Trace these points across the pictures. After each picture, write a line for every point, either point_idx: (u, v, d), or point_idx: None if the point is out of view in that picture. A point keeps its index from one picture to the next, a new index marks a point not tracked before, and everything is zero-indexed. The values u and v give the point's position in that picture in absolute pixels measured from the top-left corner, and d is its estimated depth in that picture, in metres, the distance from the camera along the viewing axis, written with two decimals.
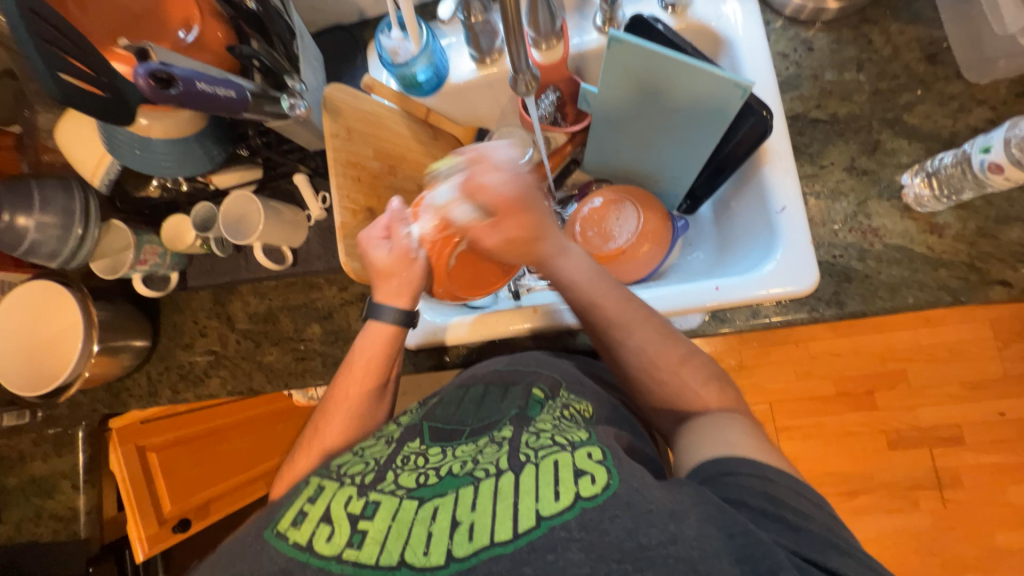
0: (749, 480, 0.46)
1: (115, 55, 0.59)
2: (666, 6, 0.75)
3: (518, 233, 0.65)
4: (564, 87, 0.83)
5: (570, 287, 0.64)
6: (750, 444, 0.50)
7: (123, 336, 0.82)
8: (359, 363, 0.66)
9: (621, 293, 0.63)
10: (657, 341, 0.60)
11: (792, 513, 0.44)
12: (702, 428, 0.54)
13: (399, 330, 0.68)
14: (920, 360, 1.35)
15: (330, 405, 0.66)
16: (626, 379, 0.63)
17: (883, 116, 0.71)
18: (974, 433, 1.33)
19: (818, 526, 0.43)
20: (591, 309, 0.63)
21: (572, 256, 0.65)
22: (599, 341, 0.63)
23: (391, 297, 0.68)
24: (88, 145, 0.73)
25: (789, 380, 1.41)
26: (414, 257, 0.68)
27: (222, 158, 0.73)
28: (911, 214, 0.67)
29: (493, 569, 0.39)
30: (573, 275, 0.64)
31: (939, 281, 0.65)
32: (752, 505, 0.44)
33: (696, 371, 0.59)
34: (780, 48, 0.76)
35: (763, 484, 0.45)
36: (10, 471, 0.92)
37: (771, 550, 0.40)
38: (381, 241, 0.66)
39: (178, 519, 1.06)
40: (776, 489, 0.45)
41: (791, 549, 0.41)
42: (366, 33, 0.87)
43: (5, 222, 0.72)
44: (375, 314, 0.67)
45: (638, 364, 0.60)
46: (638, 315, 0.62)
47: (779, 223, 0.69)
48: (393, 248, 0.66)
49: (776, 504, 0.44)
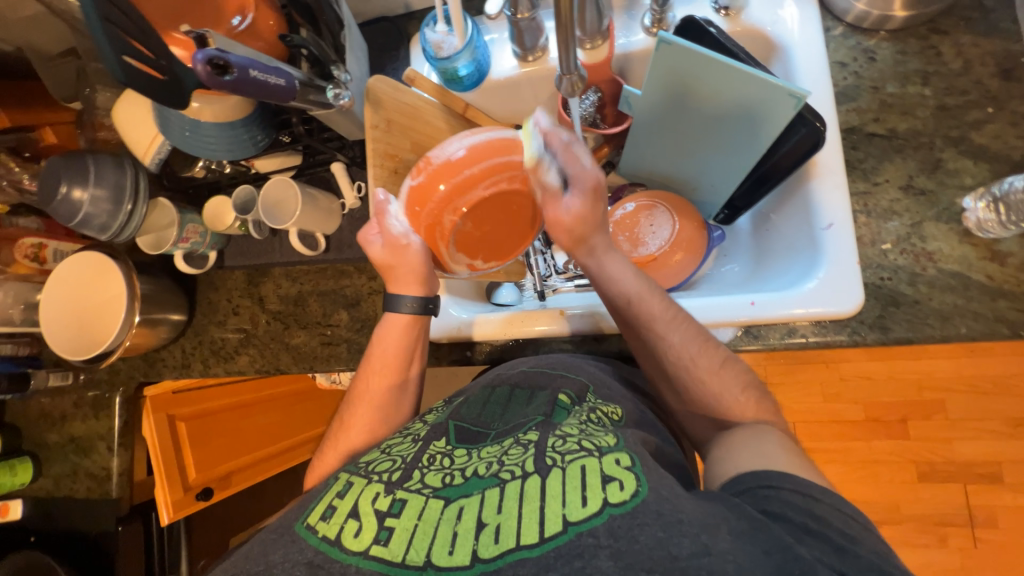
0: (791, 495, 0.44)
1: (172, 39, 0.61)
2: (719, 9, 0.73)
3: (580, 221, 0.62)
4: (605, 88, 0.80)
5: (613, 280, 0.64)
6: (786, 458, 0.48)
7: (161, 309, 0.86)
8: (377, 353, 0.68)
9: (663, 295, 0.63)
10: (697, 342, 0.59)
11: (838, 534, 0.42)
12: (737, 439, 0.52)
13: (418, 318, 0.69)
14: (960, 392, 1.28)
15: (355, 398, 0.67)
16: (663, 379, 0.62)
17: (947, 134, 0.67)
18: (1015, 473, 1.25)
19: (860, 547, 0.41)
20: (636, 301, 0.62)
21: (616, 257, 0.65)
22: (637, 339, 0.63)
23: (401, 287, 0.68)
24: (141, 125, 0.75)
25: (816, 401, 1.36)
26: (407, 242, 0.67)
27: (265, 144, 0.75)
28: (970, 240, 0.64)
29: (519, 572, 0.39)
30: (619, 273, 0.64)
31: (997, 312, 0.61)
32: (795, 521, 0.42)
33: (731, 379, 0.58)
34: (839, 57, 0.72)
35: (809, 502, 0.43)
36: (52, 428, 0.98)
37: (813, 565, 0.38)
38: (375, 236, 0.68)
39: (201, 488, 1.10)
40: (820, 508, 0.43)
41: (831, 567, 0.39)
42: (410, 25, 0.87)
43: (63, 194, 0.76)
44: (392, 306, 0.68)
45: (673, 363, 0.59)
46: (677, 316, 0.61)
47: (823, 240, 0.66)
48: (385, 240, 0.67)
49: (817, 522, 0.42)
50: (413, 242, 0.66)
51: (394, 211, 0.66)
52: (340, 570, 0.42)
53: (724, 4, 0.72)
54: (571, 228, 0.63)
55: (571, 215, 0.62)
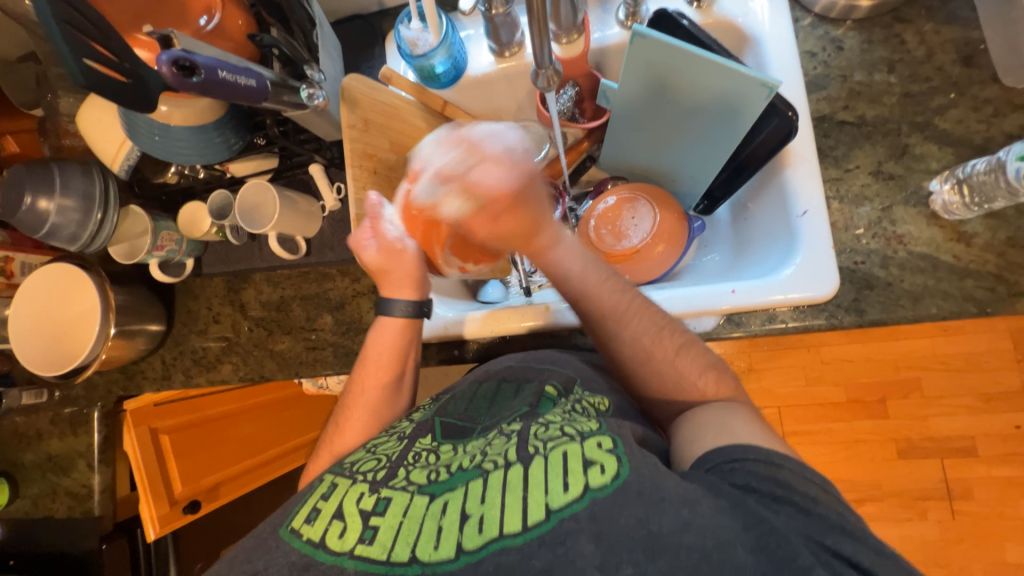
0: (755, 466, 0.45)
1: (137, 41, 0.59)
2: (692, 1, 0.73)
3: (526, 217, 0.62)
4: (583, 82, 0.81)
5: (564, 278, 0.64)
6: (750, 429, 0.49)
7: (138, 320, 0.83)
8: (372, 357, 0.67)
9: (616, 283, 0.63)
10: (651, 332, 0.60)
11: (802, 497, 0.43)
12: (702, 419, 0.52)
13: (412, 322, 0.69)
14: (933, 370, 1.33)
15: (348, 403, 0.67)
16: (624, 373, 0.62)
17: (912, 120, 0.69)
18: (988, 445, 1.31)
19: (829, 511, 0.42)
20: (585, 298, 0.63)
21: (568, 248, 0.64)
22: (592, 335, 0.64)
23: (395, 290, 0.68)
24: (108, 131, 0.73)
25: (799, 385, 1.39)
26: (401, 247, 0.68)
27: (240, 147, 0.73)
28: (938, 222, 0.66)
29: (502, 561, 0.40)
30: (566, 266, 0.64)
31: (964, 291, 0.63)
32: (762, 490, 0.43)
33: (692, 362, 0.58)
34: (808, 47, 0.74)
35: (772, 469, 0.44)
36: (28, 448, 0.94)
37: (787, 537, 0.39)
38: (368, 240, 0.67)
39: (188, 501, 1.08)
40: (782, 474, 0.44)
41: (808, 535, 0.41)
42: (384, 23, 0.86)
43: (28, 204, 0.73)
44: (385, 310, 0.68)
45: (630, 355, 0.60)
46: (633, 306, 0.62)
47: (800, 227, 0.68)
48: (379, 245, 0.67)
49: (792, 492, 0.43)
50: (408, 247, 0.68)
51: (388, 214, 0.67)
52: (324, 572, 0.42)
53: None
54: (519, 224, 0.62)
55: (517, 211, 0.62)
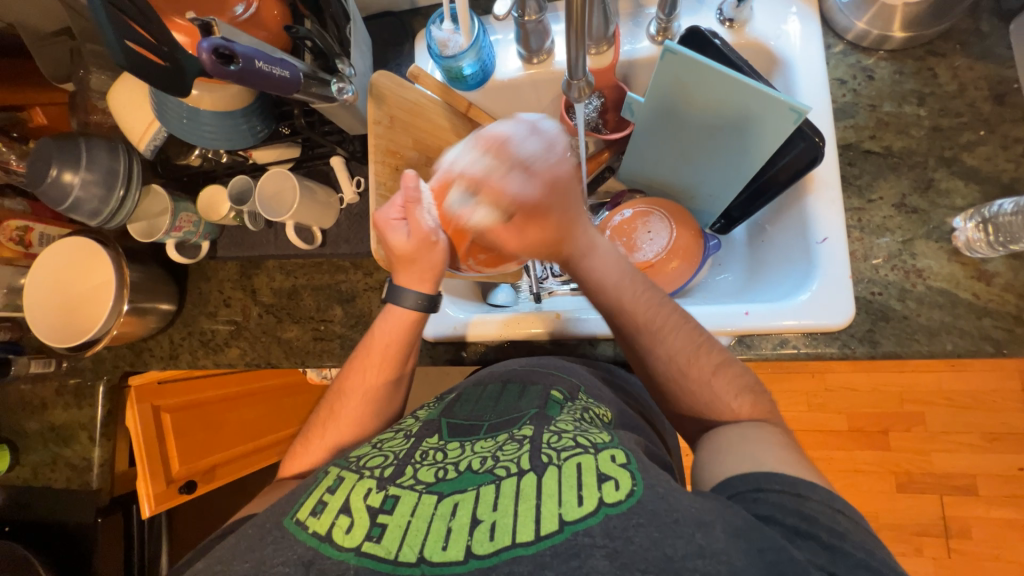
0: (781, 497, 0.45)
1: (175, 24, 0.60)
2: (724, 21, 0.73)
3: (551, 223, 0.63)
4: (608, 93, 0.81)
5: (597, 287, 0.64)
6: (777, 457, 0.49)
7: (152, 299, 0.84)
8: (376, 346, 0.67)
9: (651, 299, 0.62)
10: (688, 351, 0.59)
11: (827, 533, 0.42)
12: (726, 438, 0.53)
13: (420, 315, 0.67)
14: (939, 405, 1.31)
15: (347, 389, 0.66)
16: (653, 387, 0.62)
17: (940, 154, 0.69)
18: (990, 485, 1.29)
19: (840, 542, 0.42)
20: (617, 312, 0.63)
21: (599, 256, 0.65)
22: (626, 345, 0.63)
23: (412, 282, 0.66)
24: (138, 111, 0.74)
25: (801, 410, 1.38)
26: (434, 240, 0.64)
27: (265, 135, 0.74)
28: (959, 258, 0.65)
29: (514, 570, 0.39)
30: (603, 275, 0.64)
31: (981, 330, 0.63)
32: (785, 523, 0.43)
33: (727, 382, 0.57)
34: (839, 74, 0.73)
35: (798, 501, 0.44)
36: (32, 416, 0.95)
37: (804, 568, 0.39)
38: (399, 222, 0.63)
39: (185, 480, 1.08)
40: (804, 506, 0.44)
41: (822, 569, 0.40)
42: (416, 21, 0.86)
43: (53, 176, 0.74)
44: (394, 299, 0.66)
45: (666, 371, 0.59)
46: (667, 323, 0.60)
47: (818, 254, 0.67)
48: (412, 232, 0.63)
49: (805, 520, 0.43)
50: (441, 240, 0.64)
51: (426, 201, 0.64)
52: (330, 566, 0.42)
53: (729, 16, 0.73)
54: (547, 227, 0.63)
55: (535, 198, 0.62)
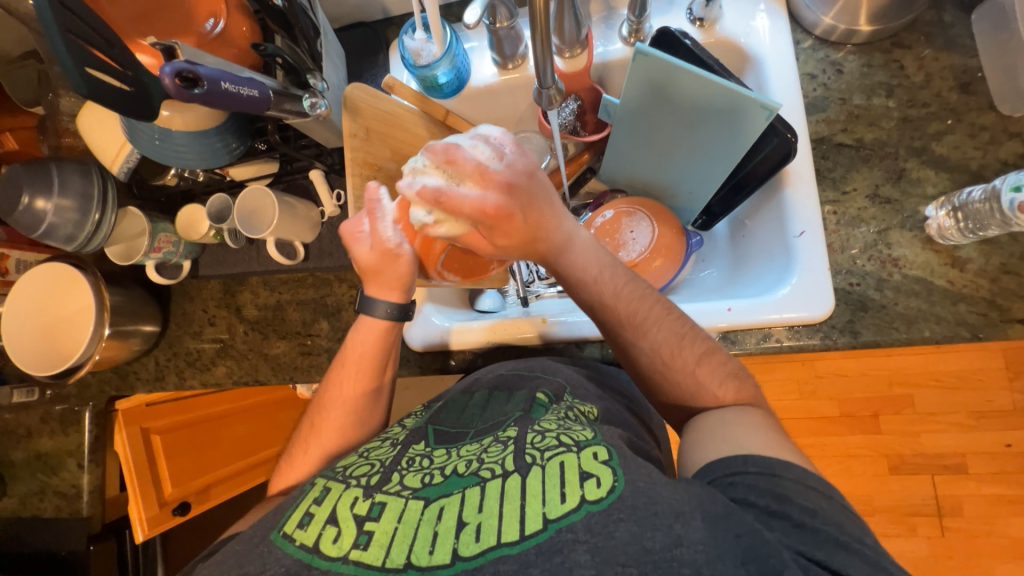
0: (755, 479, 0.45)
1: (138, 45, 0.59)
2: (695, 20, 0.74)
3: (514, 247, 0.58)
4: (585, 96, 0.82)
5: (579, 284, 0.62)
6: (754, 441, 0.49)
7: (133, 321, 0.83)
8: (352, 358, 0.66)
9: (634, 292, 0.61)
10: (672, 342, 0.59)
11: (805, 516, 0.43)
12: (706, 426, 0.54)
13: (394, 324, 0.66)
14: (926, 387, 1.34)
15: (327, 403, 0.66)
16: (636, 376, 0.63)
17: (910, 144, 0.70)
18: (979, 463, 1.31)
19: (823, 524, 0.42)
20: (601, 308, 0.62)
21: (579, 250, 0.61)
22: (610, 339, 0.63)
23: (381, 291, 0.65)
24: (109, 133, 0.73)
25: (792, 398, 1.39)
26: (398, 252, 0.61)
27: (240, 152, 0.73)
28: (933, 246, 0.66)
29: (500, 569, 0.39)
30: (584, 270, 0.62)
31: (957, 316, 0.64)
32: (764, 505, 0.43)
33: (710, 371, 0.57)
34: (808, 69, 0.74)
35: (771, 482, 0.45)
36: (17, 446, 0.94)
37: (776, 549, 0.39)
38: (364, 234, 0.62)
39: (178, 502, 1.07)
40: (778, 488, 0.44)
41: (792, 548, 0.41)
42: (389, 31, 0.86)
43: (25, 204, 0.73)
44: (368, 309, 0.65)
45: (648, 363, 0.60)
46: (649, 315, 0.60)
47: (796, 247, 0.68)
48: (374, 244, 0.61)
49: (791, 507, 0.43)
50: (405, 251, 0.62)
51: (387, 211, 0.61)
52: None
53: (700, 15, 0.73)
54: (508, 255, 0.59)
55: (499, 246, 0.58)
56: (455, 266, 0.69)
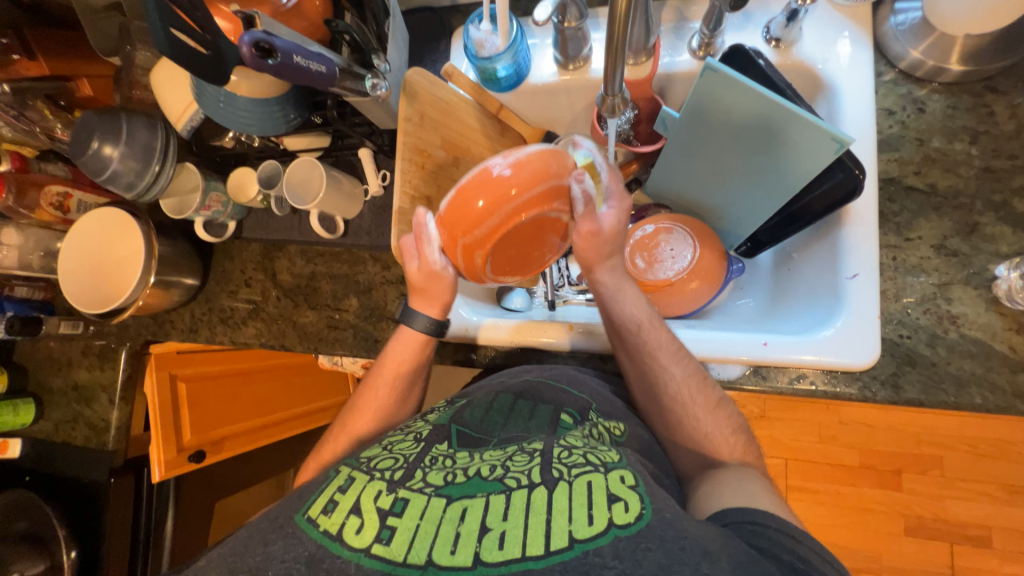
0: (777, 535, 0.44)
1: (217, 11, 0.60)
2: (770, 39, 0.71)
3: (613, 234, 0.62)
4: (643, 106, 0.79)
5: (621, 307, 0.63)
6: (770, 499, 0.49)
7: (177, 273, 0.86)
8: (389, 362, 0.67)
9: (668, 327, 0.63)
10: (697, 378, 0.60)
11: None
12: (724, 479, 0.52)
13: (430, 339, 0.67)
14: (959, 451, 1.26)
15: (360, 401, 0.68)
16: (653, 407, 0.62)
17: (988, 197, 0.65)
18: (1006, 540, 1.24)
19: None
20: (644, 328, 0.62)
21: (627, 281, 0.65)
22: (637, 368, 0.62)
23: (423, 304, 0.66)
24: (178, 90, 0.75)
25: (812, 441, 1.34)
26: (446, 273, 0.63)
27: (297, 122, 0.75)
28: (998, 308, 0.62)
29: None
30: (627, 297, 0.64)
31: (1015, 386, 0.60)
32: (782, 558, 0.42)
33: (722, 419, 0.59)
34: (887, 104, 0.70)
35: (793, 543, 0.43)
36: (58, 373, 1.00)
37: None
38: (413, 256, 0.64)
39: (195, 449, 1.10)
40: (803, 549, 0.43)
41: None
42: (454, 18, 0.86)
43: (94, 149, 0.76)
44: (407, 320, 0.67)
45: (674, 395, 0.59)
46: (680, 350, 0.61)
47: (846, 290, 0.65)
48: (421, 265, 0.63)
49: (806, 564, 0.42)
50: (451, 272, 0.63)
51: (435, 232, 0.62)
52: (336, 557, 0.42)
53: (776, 35, 0.70)
54: (601, 244, 0.62)
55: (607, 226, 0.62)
56: (506, 266, 0.64)
